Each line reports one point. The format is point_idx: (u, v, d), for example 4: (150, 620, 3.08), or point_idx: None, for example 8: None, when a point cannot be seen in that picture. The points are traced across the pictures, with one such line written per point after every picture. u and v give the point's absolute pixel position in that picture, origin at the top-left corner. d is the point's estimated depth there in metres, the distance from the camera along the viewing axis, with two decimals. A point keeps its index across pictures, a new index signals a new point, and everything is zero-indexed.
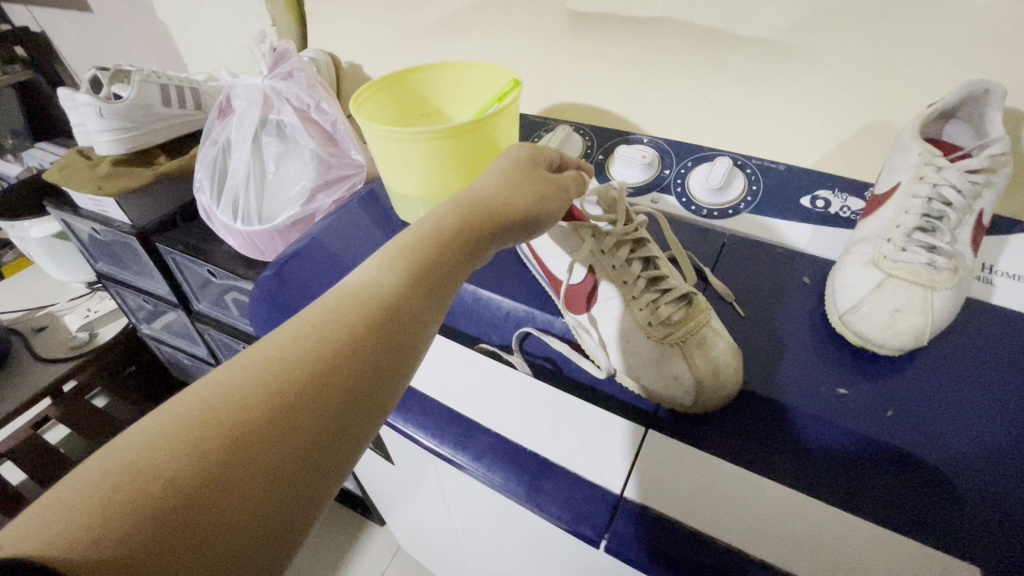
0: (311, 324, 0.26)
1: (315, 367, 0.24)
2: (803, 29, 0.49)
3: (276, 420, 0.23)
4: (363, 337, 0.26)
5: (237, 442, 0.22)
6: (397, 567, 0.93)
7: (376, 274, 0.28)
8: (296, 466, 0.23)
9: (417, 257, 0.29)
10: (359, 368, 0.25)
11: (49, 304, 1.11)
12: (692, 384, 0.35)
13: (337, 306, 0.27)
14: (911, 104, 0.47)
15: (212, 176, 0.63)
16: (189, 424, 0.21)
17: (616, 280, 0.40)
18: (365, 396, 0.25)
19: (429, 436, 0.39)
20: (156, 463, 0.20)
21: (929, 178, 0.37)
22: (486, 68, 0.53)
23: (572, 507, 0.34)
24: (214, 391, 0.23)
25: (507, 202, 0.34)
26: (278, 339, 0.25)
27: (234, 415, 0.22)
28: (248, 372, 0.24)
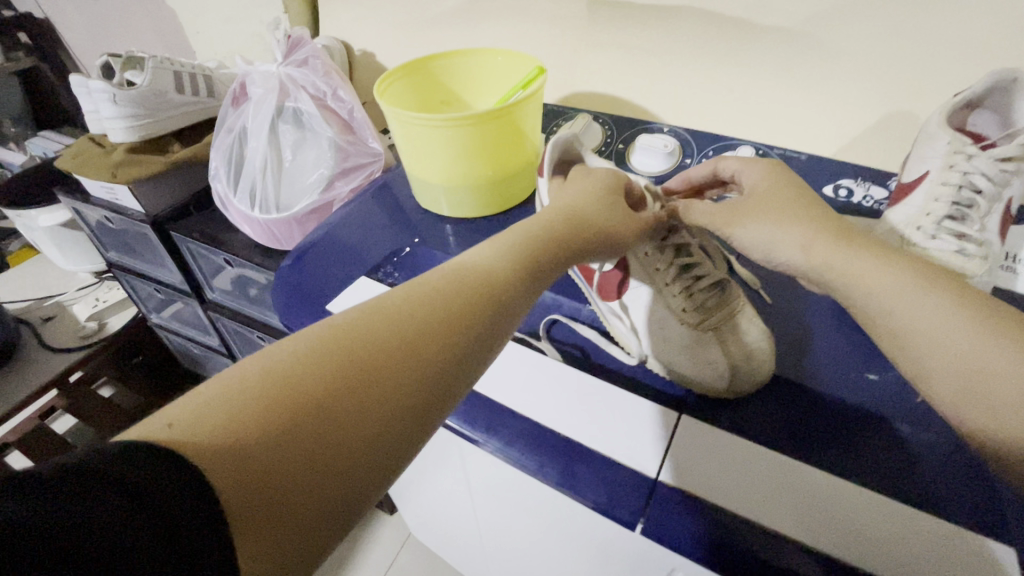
0: (433, 287, 0.27)
1: (429, 333, 0.25)
2: (826, 18, 0.49)
3: (390, 373, 0.23)
4: (473, 315, 0.26)
5: (353, 384, 0.22)
6: (408, 554, 0.93)
7: (488, 256, 0.29)
8: (396, 424, 0.23)
9: (522, 242, 0.31)
10: (467, 344, 0.26)
11: (56, 294, 1.09)
12: (726, 368, 0.35)
13: (453, 277, 0.28)
14: (933, 94, 0.48)
15: (228, 163, 0.63)
16: (319, 354, 0.22)
17: (648, 267, 0.40)
18: (466, 372, 0.26)
19: (460, 421, 0.38)
20: (286, 382, 0.21)
21: (960, 166, 0.37)
22: (508, 55, 0.53)
23: (606, 490, 0.33)
24: (346, 330, 0.24)
25: (597, 220, 0.34)
26: (401, 297, 0.26)
27: (359, 360, 0.23)
28: (373, 321, 0.24)
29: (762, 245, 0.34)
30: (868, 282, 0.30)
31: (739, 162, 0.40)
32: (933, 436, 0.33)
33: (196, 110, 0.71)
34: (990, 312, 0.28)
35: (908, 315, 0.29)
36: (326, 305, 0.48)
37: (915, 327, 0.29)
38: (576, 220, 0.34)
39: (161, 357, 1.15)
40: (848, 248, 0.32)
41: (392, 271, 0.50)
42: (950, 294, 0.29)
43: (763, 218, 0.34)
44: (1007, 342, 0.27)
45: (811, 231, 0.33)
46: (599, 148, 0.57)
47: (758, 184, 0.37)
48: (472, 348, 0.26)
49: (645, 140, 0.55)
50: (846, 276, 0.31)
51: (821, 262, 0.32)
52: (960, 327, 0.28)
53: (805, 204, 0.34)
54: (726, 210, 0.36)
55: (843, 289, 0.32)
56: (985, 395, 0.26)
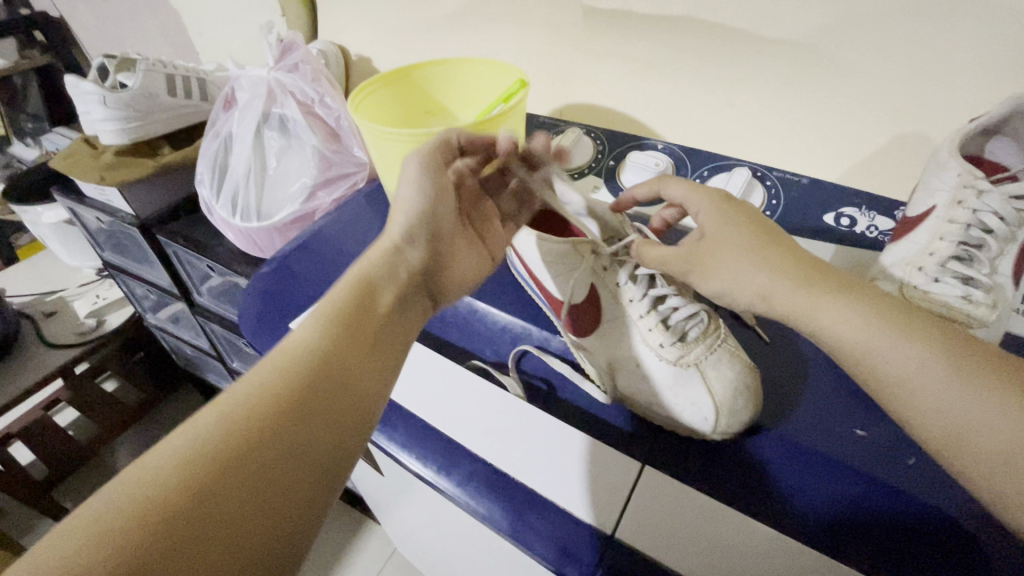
0: (261, 383, 0.27)
1: (260, 420, 0.26)
2: (833, 32, 0.45)
3: (228, 472, 0.24)
4: (308, 395, 0.28)
5: (193, 504, 0.23)
6: (393, 566, 0.92)
7: (318, 334, 0.30)
8: (259, 509, 0.24)
9: (348, 314, 0.32)
10: (307, 414, 0.27)
11: (60, 289, 1.11)
12: (712, 413, 0.33)
13: (268, 367, 0.28)
14: (947, 118, 0.44)
15: (213, 169, 0.62)
16: (135, 502, 0.22)
17: (622, 298, 0.38)
18: (317, 439, 0.27)
19: (415, 458, 0.36)
20: (108, 545, 0.21)
21: (970, 202, 0.34)
22: (493, 66, 0.51)
23: (557, 544, 0.32)
24: (161, 460, 0.24)
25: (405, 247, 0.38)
26: (218, 407, 0.26)
27: (185, 484, 0.23)
28: (189, 445, 0.24)
29: (723, 288, 0.33)
30: (836, 326, 0.28)
31: (685, 189, 0.36)
32: (907, 498, 0.30)
33: (188, 112, 0.70)
34: (964, 348, 0.26)
35: (884, 358, 0.27)
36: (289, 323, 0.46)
37: (893, 373, 0.27)
38: (365, 266, 0.36)
39: (161, 354, 1.16)
40: (812, 288, 0.29)
41: None
42: (923, 336, 0.27)
43: (724, 261, 0.32)
44: (989, 389, 0.25)
45: (772, 273, 0.30)
46: (588, 165, 0.55)
47: (707, 220, 0.33)
48: (317, 416, 0.27)
49: (636, 158, 0.53)
50: (813, 321, 0.29)
51: (788, 306, 0.30)
52: (938, 378, 0.25)
53: (763, 236, 0.31)
54: (684, 256, 0.34)
55: (810, 332, 0.29)
56: (973, 450, 0.24)
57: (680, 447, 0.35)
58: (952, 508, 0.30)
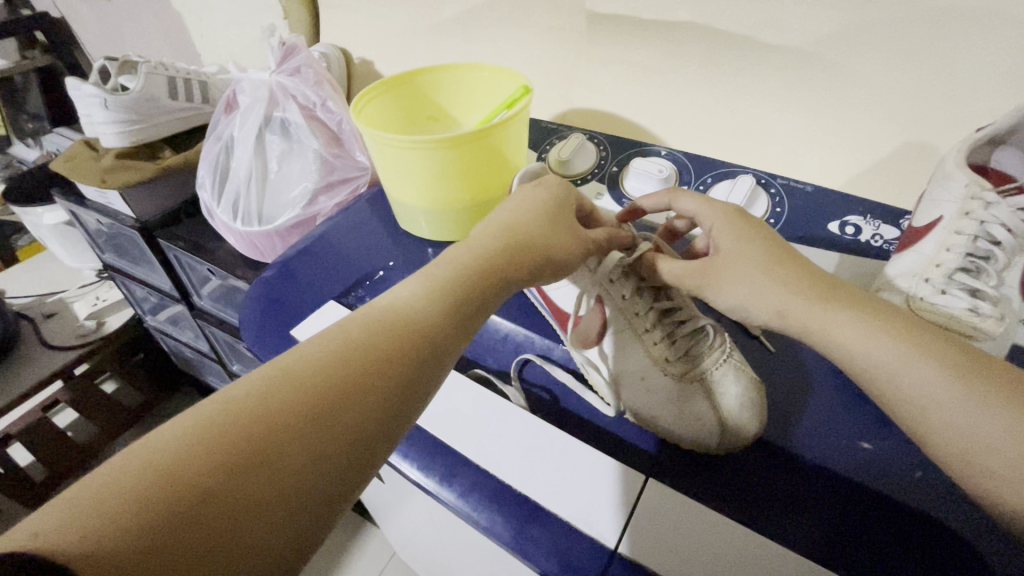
0: (353, 339, 0.26)
1: (344, 382, 0.24)
2: (838, 40, 0.45)
3: (303, 428, 0.22)
4: (395, 362, 0.26)
5: (276, 433, 0.22)
6: (393, 570, 0.92)
7: (420, 298, 0.29)
8: (332, 462, 0.22)
9: (454, 280, 0.30)
10: (387, 391, 0.25)
11: (60, 290, 1.10)
12: (719, 424, 0.33)
13: (366, 325, 0.27)
14: (954, 126, 0.44)
15: (214, 172, 0.61)
16: (223, 421, 0.21)
17: (626, 312, 0.39)
18: (385, 421, 0.25)
19: (416, 467, 0.36)
20: (188, 467, 0.20)
21: (977, 214, 0.33)
22: (497, 71, 0.51)
23: (561, 558, 0.31)
24: (253, 393, 0.23)
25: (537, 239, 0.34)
26: (313, 354, 0.25)
27: (269, 421, 0.22)
28: (282, 381, 0.23)
29: (739, 305, 0.32)
30: (851, 344, 0.28)
31: (697, 202, 0.36)
32: (901, 506, 0.30)
33: (189, 115, 0.70)
34: (979, 367, 0.25)
35: (899, 378, 0.27)
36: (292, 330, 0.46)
37: (906, 392, 0.26)
38: (508, 231, 0.34)
39: (161, 356, 1.16)
40: (827, 304, 0.29)
41: (364, 296, 0.49)
42: (938, 354, 0.26)
43: (734, 277, 0.32)
44: (1004, 408, 0.24)
45: (787, 290, 0.30)
46: (591, 170, 0.55)
47: (720, 234, 0.33)
48: (395, 392, 0.25)
49: (640, 164, 0.52)
50: (829, 337, 0.29)
51: (802, 323, 0.30)
52: (951, 397, 0.25)
53: (776, 253, 0.31)
54: (699, 268, 0.34)
55: (825, 348, 0.29)
56: (988, 468, 0.24)
57: (677, 456, 0.35)
58: (949, 517, 0.30)
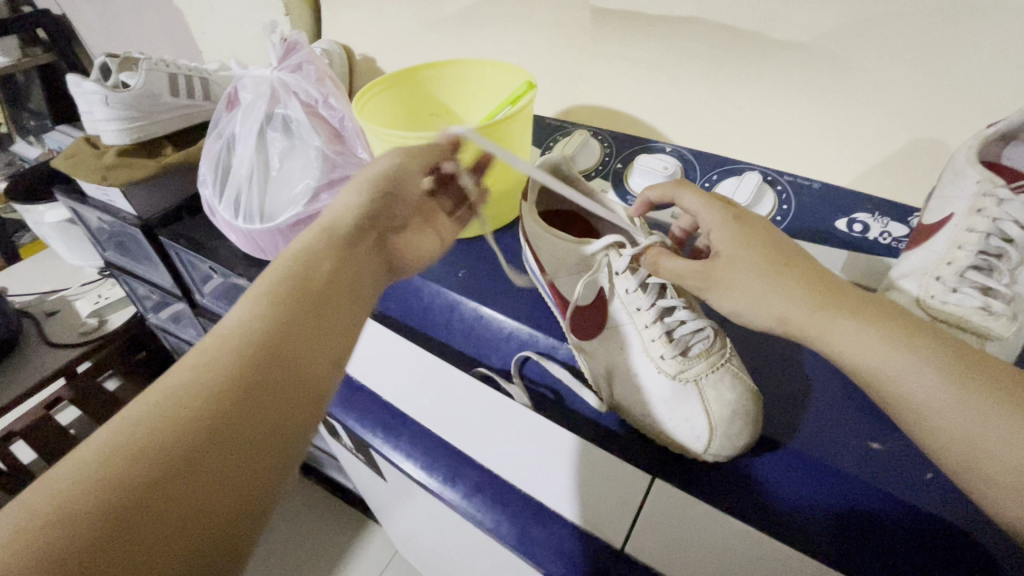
0: (230, 333, 0.26)
1: (221, 395, 0.24)
2: (845, 35, 0.44)
3: (196, 450, 0.22)
4: (278, 342, 0.27)
5: (185, 435, 0.22)
6: (394, 570, 0.92)
7: (274, 294, 0.28)
8: (256, 440, 0.24)
9: (325, 265, 0.31)
10: (273, 391, 0.25)
11: (63, 288, 1.11)
12: (705, 432, 0.32)
13: (232, 336, 0.26)
14: (964, 122, 0.43)
15: (216, 170, 0.61)
16: (105, 465, 0.21)
17: (629, 307, 0.38)
18: (283, 417, 0.25)
19: (420, 468, 0.37)
20: (97, 488, 0.20)
21: (989, 211, 0.33)
22: (500, 68, 0.50)
23: (564, 560, 0.32)
24: (147, 407, 0.23)
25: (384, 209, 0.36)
26: (194, 358, 0.25)
27: (173, 424, 0.22)
28: (152, 413, 0.23)
29: (738, 310, 0.32)
30: (851, 350, 0.28)
31: (699, 202, 0.35)
32: (907, 508, 0.30)
33: (191, 112, 0.70)
34: (976, 371, 0.25)
35: (910, 389, 0.26)
36: None
37: (907, 397, 0.26)
38: (369, 209, 0.35)
39: (163, 354, 1.16)
40: (826, 309, 0.29)
41: None
42: (939, 358, 0.26)
43: (734, 282, 0.31)
44: (1002, 414, 0.24)
45: (787, 295, 0.29)
46: (595, 167, 0.55)
47: (718, 239, 0.33)
48: (284, 390, 0.25)
49: (644, 161, 0.52)
50: (828, 342, 0.28)
51: (802, 328, 0.29)
52: (950, 403, 0.25)
53: (775, 256, 0.31)
54: (699, 272, 0.33)
55: (825, 352, 0.29)
56: (980, 472, 0.24)
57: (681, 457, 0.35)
58: (957, 519, 0.29)
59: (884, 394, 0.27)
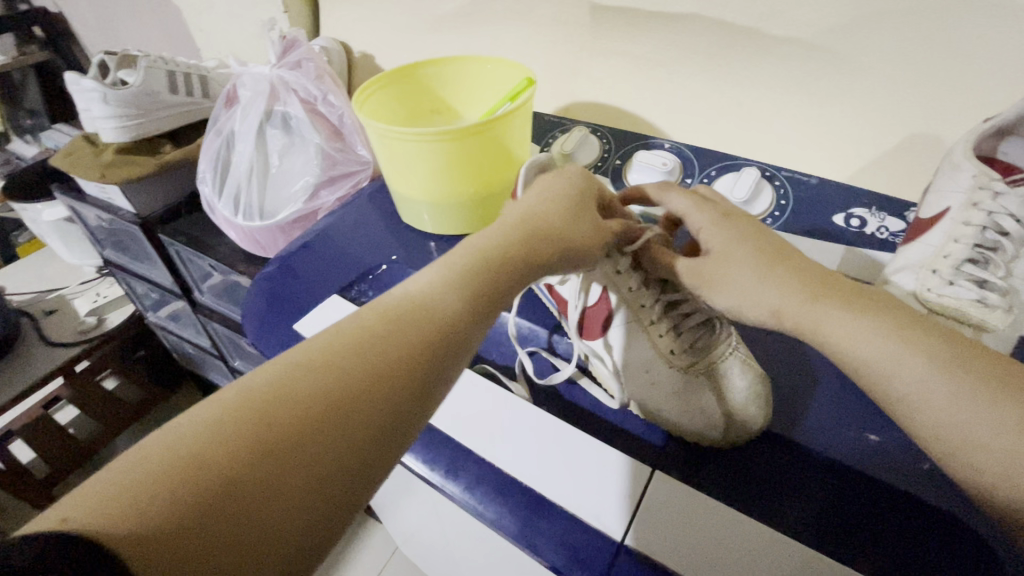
0: (367, 326, 0.26)
1: (329, 395, 0.23)
2: (844, 31, 0.45)
3: (321, 423, 0.22)
4: (407, 352, 0.25)
5: (305, 418, 0.22)
6: (394, 566, 0.92)
7: (427, 290, 0.28)
8: (362, 444, 0.23)
9: (468, 267, 0.29)
10: (401, 385, 0.24)
11: (61, 286, 1.10)
12: (722, 419, 0.33)
13: (393, 321, 0.26)
14: (961, 118, 0.43)
15: (215, 167, 0.61)
16: (244, 410, 0.21)
17: (632, 303, 0.37)
18: (369, 435, 0.23)
19: (421, 459, 0.36)
20: (220, 447, 0.20)
21: (985, 205, 0.33)
22: (500, 64, 0.50)
23: (569, 550, 0.31)
24: (283, 374, 0.23)
25: (555, 223, 0.33)
26: (333, 341, 0.25)
27: (298, 404, 0.22)
28: (302, 372, 0.23)
29: (734, 307, 0.32)
30: (843, 342, 0.28)
31: (687, 201, 0.35)
32: (900, 496, 0.30)
33: (190, 110, 0.69)
34: (963, 359, 0.26)
35: (899, 380, 0.26)
36: (295, 325, 0.46)
37: (897, 387, 0.27)
38: (532, 217, 0.33)
39: (162, 353, 1.16)
40: (818, 301, 0.29)
41: (367, 289, 0.49)
42: (928, 346, 0.26)
43: (728, 278, 0.32)
44: (988, 400, 0.24)
45: (780, 290, 0.30)
46: (595, 163, 0.55)
47: (712, 238, 0.33)
48: (412, 387, 0.25)
49: (643, 158, 0.52)
50: (820, 335, 0.29)
51: (796, 320, 0.29)
52: (939, 391, 0.25)
53: (766, 252, 0.31)
54: (696, 271, 0.34)
55: (817, 344, 0.29)
56: (970, 459, 0.24)
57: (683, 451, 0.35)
58: (949, 506, 0.30)
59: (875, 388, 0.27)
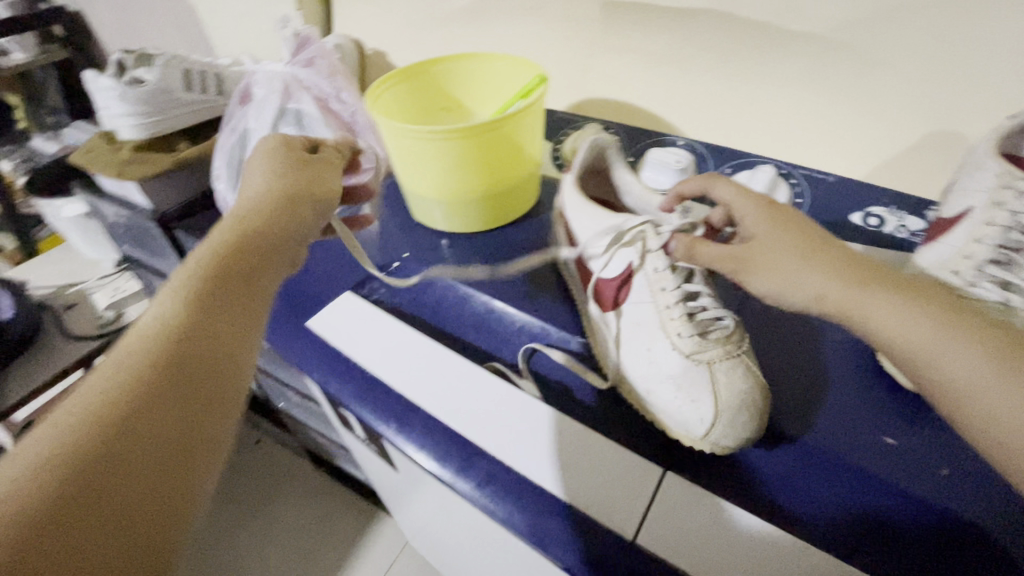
0: (146, 341, 0.27)
1: (117, 406, 0.23)
2: (864, 26, 0.44)
3: (97, 463, 0.22)
4: (183, 344, 0.27)
5: (102, 439, 0.22)
6: (405, 559, 0.93)
7: (163, 306, 0.29)
8: (176, 432, 0.24)
9: (196, 275, 0.31)
10: (177, 391, 0.25)
11: (80, 281, 1.12)
12: (714, 420, 0.32)
13: (166, 331, 0.27)
14: (986, 115, 0.42)
15: (230, 164, 0.61)
16: (36, 470, 0.21)
17: (653, 285, 0.37)
18: (180, 425, 0.24)
19: (431, 456, 0.36)
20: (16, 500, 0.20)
21: (1008, 204, 0.32)
22: (512, 61, 0.50)
23: (577, 550, 0.31)
24: (61, 421, 0.23)
25: (252, 221, 0.35)
26: (112, 371, 0.25)
27: (86, 433, 0.22)
28: (42, 437, 0.22)
29: (776, 292, 0.31)
30: (889, 329, 0.27)
31: (735, 190, 0.35)
32: (918, 502, 0.30)
33: (205, 107, 0.70)
34: (1013, 348, 0.25)
35: (943, 367, 0.26)
36: (308, 322, 0.46)
37: (944, 375, 0.26)
38: (236, 222, 0.35)
39: None
40: (866, 288, 0.28)
41: (379, 287, 0.50)
42: (975, 335, 0.26)
43: (772, 261, 0.31)
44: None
45: (826, 274, 0.29)
46: None
47: (757, 224, 0.33)
48: (187, 389, 0.25)
49: (656, 155, 0.52)
50: (869, 321, 0.28)
51: (841, 305, 0.29)
52: (988, 378, 0.25)
53: (812, 239, 0.31)
54: (737, 255, 0.33)
55: (864, 332, 0.28)
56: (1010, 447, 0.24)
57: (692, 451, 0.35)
58: (966, 510, 0.29)
59: (920, 372, 0.27)
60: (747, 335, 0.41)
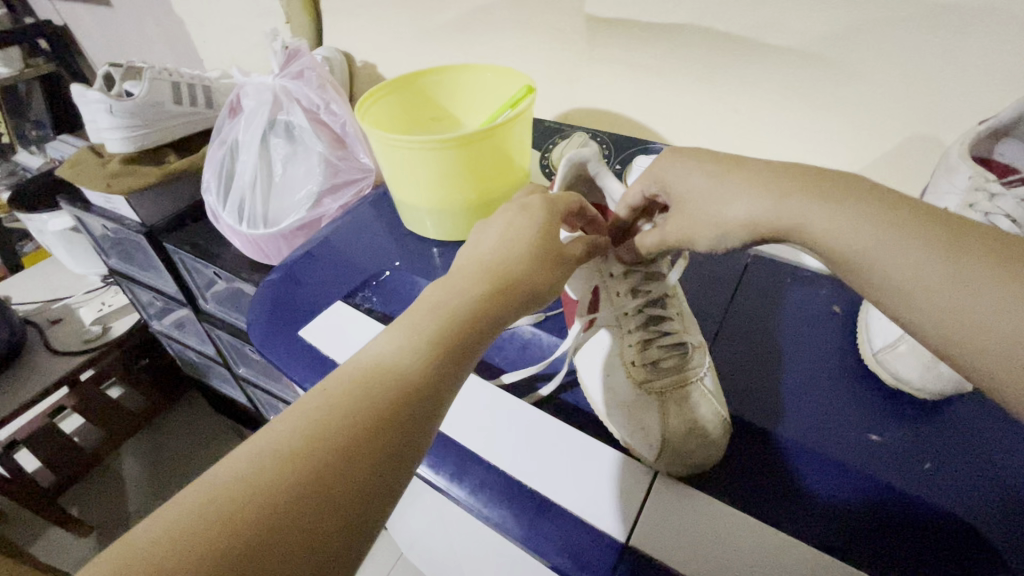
0: (360, 375, 0.25)
1: (325, 447, 0.22)
2: (839, 38, 0.45)
3: (299, 510, 0.20)
4: (386, 403, 0.24)
5: (303, 475, 0.21)
6: (400, 572, 0.92)
7: (393, 350, 0.26)
8: (360, 492, 0.21)
9: (436, 327, 0.27)
10: (382, 445, 0.23)
11: (65, 296, 1.11)
12: (659, 437, 0.33)
13: (372, 375, 0.24)
14: (960, 120, 0.44)
15: (220, 176, 0.61)
16: (250, 475, 0.20)
17: (617, 309, 0.41)
18: (354, 481, 0.21)
19: (424, 464, 0.36)
20: (230, 508, 0.19)
21: (980, 206, 0.33)
22: (500, 72, 0.51)
23: (572, 552, 0.31)
24: (280, 430, 0.22)
25: (509, 269, 0.31)
26: (326, 396, 0.24)
27: (296, 459, 0.21)
28: (261, 459, 0.21)
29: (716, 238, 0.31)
30: (825, 238, 0.26)
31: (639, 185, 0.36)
32: (904, 496, 0.31)
33: (193, 120, 0.70)
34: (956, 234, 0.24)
35: (879, 266, 0.25)
36: (300, 331, 0.46)
37: (891, 277, 0.24)
38: (484, 267, 0.31)
39: (166, 361, 1.16)
40: (798, 195, 0.28)
41: (370, 296, 0.50)
42: (909, 226, 0.25)
43: (699, 202, 0.32)
44: (991, 277, 0.22)
45: (753, 196, 0.29)
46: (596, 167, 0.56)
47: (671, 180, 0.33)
48: (389, 442, 0.23)
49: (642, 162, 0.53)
50: (807, 233, 0.27)
51: (776, 227, 0.28)
52: (941, 274, 0.23)
53: (736, 165, 0.31)
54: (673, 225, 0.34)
55: (815, 248, 0.27)
56: (978, 342, 0.22)
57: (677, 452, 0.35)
58: (952, 505, 0.30)
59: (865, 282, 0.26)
60: (734, 338, 0.42)
